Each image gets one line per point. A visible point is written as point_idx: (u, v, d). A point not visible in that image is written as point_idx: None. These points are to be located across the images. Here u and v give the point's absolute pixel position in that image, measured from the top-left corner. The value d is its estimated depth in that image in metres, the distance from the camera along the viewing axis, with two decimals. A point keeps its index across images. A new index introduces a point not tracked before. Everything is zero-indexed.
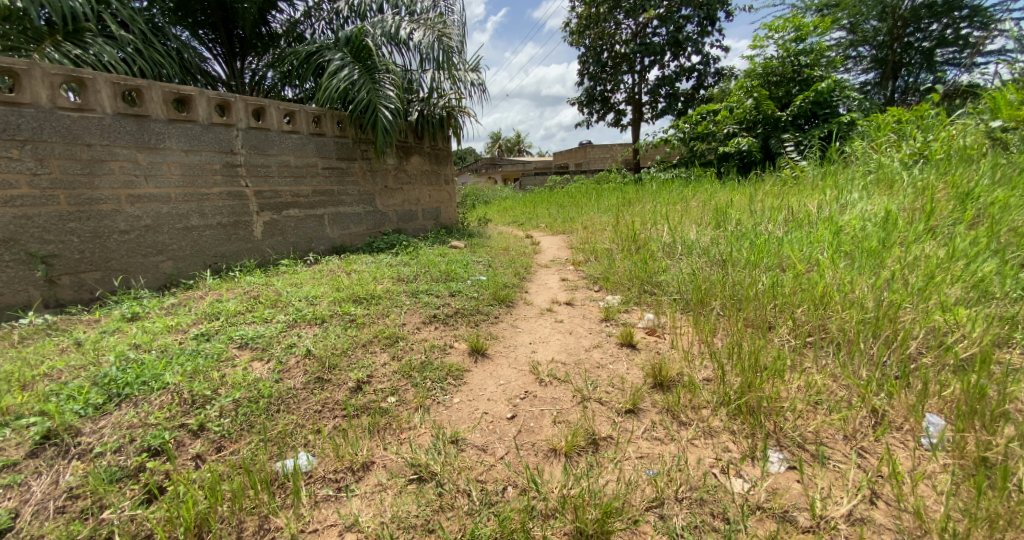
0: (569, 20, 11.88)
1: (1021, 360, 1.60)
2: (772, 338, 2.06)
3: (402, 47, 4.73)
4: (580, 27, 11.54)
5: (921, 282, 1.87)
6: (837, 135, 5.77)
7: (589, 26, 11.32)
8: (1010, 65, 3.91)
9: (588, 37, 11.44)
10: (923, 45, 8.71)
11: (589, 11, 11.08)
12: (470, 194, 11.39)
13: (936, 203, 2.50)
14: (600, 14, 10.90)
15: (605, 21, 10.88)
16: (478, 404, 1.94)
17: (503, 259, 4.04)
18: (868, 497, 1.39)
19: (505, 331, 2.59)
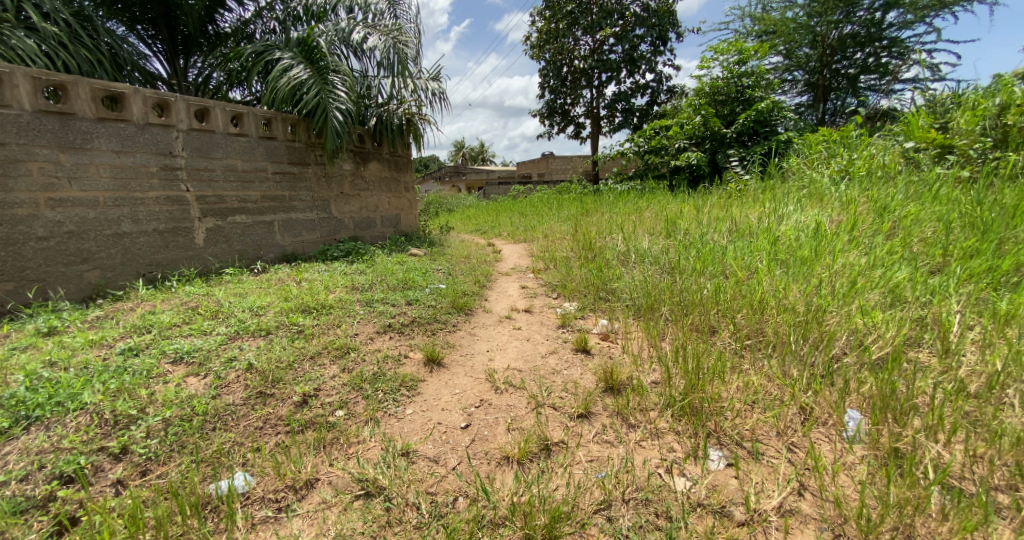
0: (529, 34, 12.10)
1: (927, 358, 1.76)
2: (715, 342, 2.16)
3: (357, 51, 4.66)
4: (540, 41, 11.76)
5: (845, 289, 2.02)
6: (776, 152, 6.13)
7: (549, 40, 11.57)
8: (919, 92, 4.30)
9: (547, 51, 11.68)
10: (849, 71, 9.43)
11: (549, 26, 11.34)
12: (432, 202, 11.34)
13: (859, 216, 2.71)
14: (559, 29, 11.15)
15: (564, 37, 11.14)
16: (432, 414, 1.92)
17: (464, 267, 4.03)
18: (796, 490, 1.48)
19: (462, 339, 2.58)
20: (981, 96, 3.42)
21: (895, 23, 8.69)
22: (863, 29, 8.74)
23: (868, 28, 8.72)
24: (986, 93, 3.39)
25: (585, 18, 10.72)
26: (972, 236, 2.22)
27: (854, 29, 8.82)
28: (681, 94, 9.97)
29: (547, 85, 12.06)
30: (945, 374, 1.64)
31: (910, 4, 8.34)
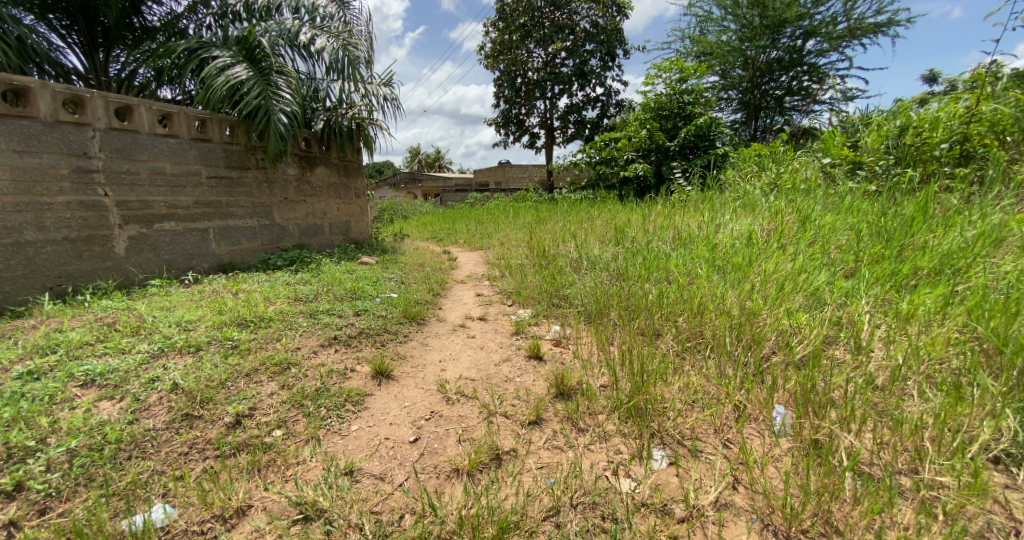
0: (483, 43, 12.18)
1: (843, 354, 1.90)
2: (659, 345, 2.24)
3: (303, 52, 4.51)
4: (493, 52, 11.86)
5: (775, 293, 2.15)
6: (714, 165, 6.47)
7: (502, 52, 11.69)
8: (834, 113, 4.68)
9: (501, 62, 11.79)
10: (776, 93, 10.14)
11: (503, 37, 11.47)
12: (386, 209, 11.13)
13: (786, 224, 2.91)
14: (512, 41, 11.30)
15: (517, 48, 11.29)
16: (379, 430, 1.86)
17: (417, 275, 3.96)
18: (731, 484, 1.54)
19: (414, 350, 2.52)
20: (884, 118, 3.76)
21: (813, 50, 9.44)
22: (787, 55, 9.49)
23: (790, 54, 9.49)
24: (889, 115, 3.73)
25: (538, 31, 10.92)
26: (879, 243, 2.42)
27: (779, 54, 9.54)
28: (627, 108, 10.36)
29: (501, 95, 12.14)
30: (858, 369, 1.76)
31: (826, 34, 9.09)
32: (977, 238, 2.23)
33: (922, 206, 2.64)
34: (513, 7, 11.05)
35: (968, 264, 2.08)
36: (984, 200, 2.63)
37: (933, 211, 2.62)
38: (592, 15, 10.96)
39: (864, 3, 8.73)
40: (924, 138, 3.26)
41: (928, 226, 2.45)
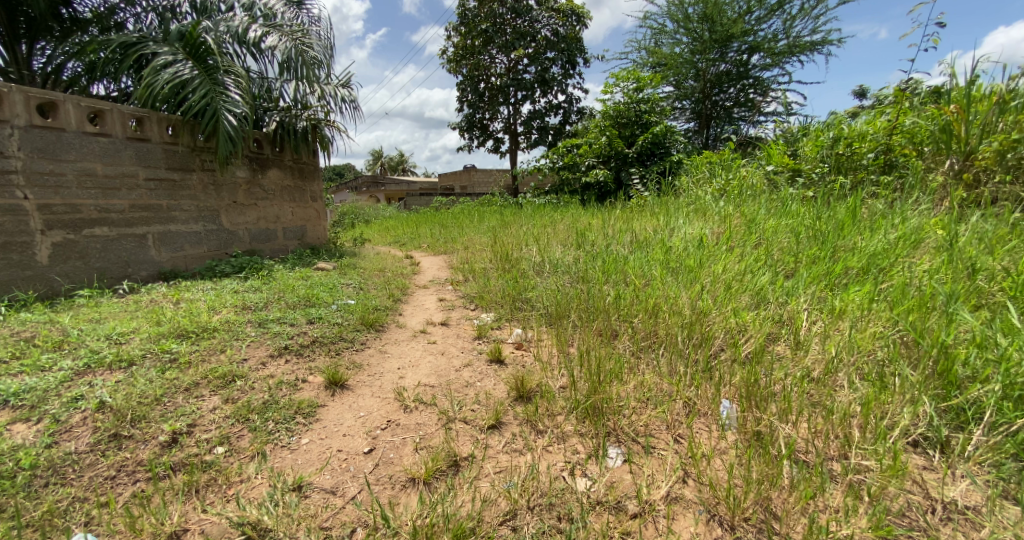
0: (445, 47, 12.15)
1: (784, 350, 1.99)
2: (616, 345, 2.27)
3: (253, 50, 4.35)
4: (455, 56, 11.82)
5: (723, 294, 2.24)
6: (670, 171, 6.67)
7: (464, 56, 11.69)
8: (778, 124, 4.94)
9: (464, 66, 11.78)
10: (726, 103, 10.58)
11: (465, 42, 11.49)
12: (348, 213, 10.87)
13: (734, 228, 3.04)
14: (475, 46, 11.32)
15: (480, 54, 11.31)
16: (332, 442, 1.80)
17: (377, 280, 3.88)
18: (682, 478, 1.58)
19: (371, 358, 2.46)
20: (820, 129, 4.00)
21: (758, 64, 9.90)
22: (734, 68, 9.93)
23: (737, 67, 9.94)
24: (825, 126, 3.97)
25: (500, 37, 10.98)
26: (815, 245, 2.56)
27: (727, 67, 9.98)
28: (588, 116, 10.55)
29: (464, 99, 12.09)
30: (797, 363, 1.86)
31: (768, 50, 9.58)
32: (898, 240, 2.39)
33: (852, 211, 2.81)
34: (474, 12, 11.09)
35: (891, 264, 2.21)
36: (907, 204, 2.82)
37: (862, 215, 2.80)
38: (552, 24, 11.16)
39: (802, 21, 9.26)
40: (854, 148, 3.49)
41: (858, 229, 2.62)
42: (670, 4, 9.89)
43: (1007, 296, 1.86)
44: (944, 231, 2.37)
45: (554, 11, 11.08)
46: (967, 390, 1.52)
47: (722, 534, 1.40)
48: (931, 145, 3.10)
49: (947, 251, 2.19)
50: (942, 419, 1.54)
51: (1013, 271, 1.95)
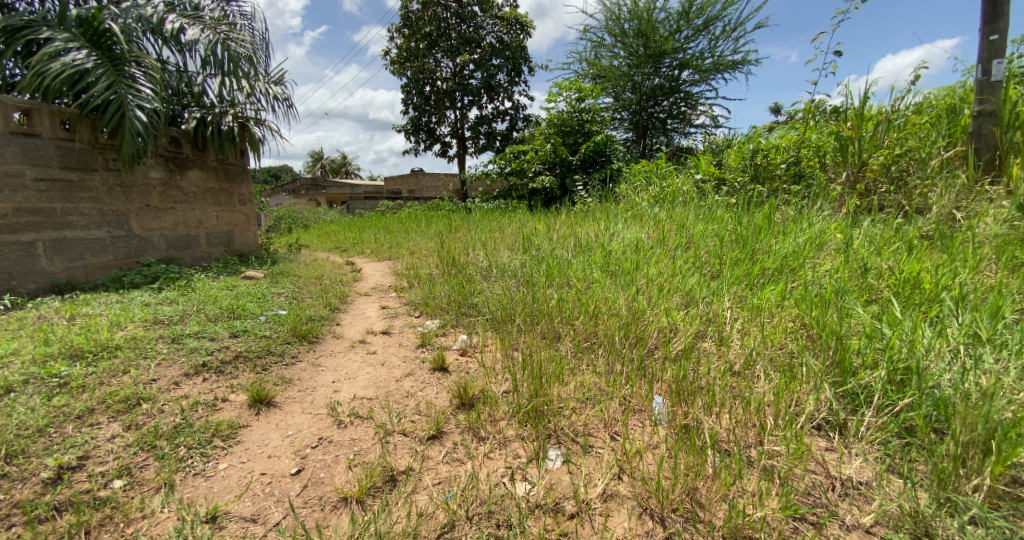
0: (387, 49, 11.90)
1: (711, 346, 2.09)
2: (558, 347, 2.29)
3: (170, 42, 4.04)
4: (399, 58, 11.58)
5: (657, 297, 2.33)
6: (611, 179, 6.86)
7: (408, 58, 11.48)
8: (705, 136, 5.23)
9: (407, 69, 11.54)
10: (660, 115, 11.08)
11: (409, 44, 11.31)
12: (285, 217, 10.32)
13: (667, 233, 3.17)
14: (419, 49, 11.16)
15: (424, 57, 11.16)
16: (255, 465, 1.68)
17: (313, 289, 3.69)
18: (617, 475, 1.61)
19: (303, 372, 2.32)
20: (741, 141, 4.28)
21: (688, 79, 10.44)
22: (667, 83, 10.42)
23: (670, 82, 10.45)
24: (746, 139, 4.23)
25: (444, 41, 10.91)
26: (737, 248, 2.72)
27: (660, 81, 10.48)
28: (534, 122, 10.72)
29: (408, 102, 11.82)
30: (721, 357, 1.96)
31: (696, 67, 10.15)
32: (806, 243, 2.58)
33: (768, 217, 3.02)
34: (418, 15, 10.93)
35: (800, 265, 2.39)
36: (813, 211, 3.07)
37: (776, 221, 3.01)
38: (496, 31, 11.27)
39: (725, 42, 9.92)
40: (769, 159, 3.76)
41: (774, 233, 2.82)
42: (607, 19, 10.27)
43: (891, 292, 2.05)
44: (842, 235, 2.59)
45: (498, 19, 11.19)
46: (859, 376, 1.65)
47: (653, 528, 1.42)
48: (833, 158, 3.39)
49: (845, 252, 2.40)
50: (839, 403, 1.66)
51: (897, 270, 2.15)
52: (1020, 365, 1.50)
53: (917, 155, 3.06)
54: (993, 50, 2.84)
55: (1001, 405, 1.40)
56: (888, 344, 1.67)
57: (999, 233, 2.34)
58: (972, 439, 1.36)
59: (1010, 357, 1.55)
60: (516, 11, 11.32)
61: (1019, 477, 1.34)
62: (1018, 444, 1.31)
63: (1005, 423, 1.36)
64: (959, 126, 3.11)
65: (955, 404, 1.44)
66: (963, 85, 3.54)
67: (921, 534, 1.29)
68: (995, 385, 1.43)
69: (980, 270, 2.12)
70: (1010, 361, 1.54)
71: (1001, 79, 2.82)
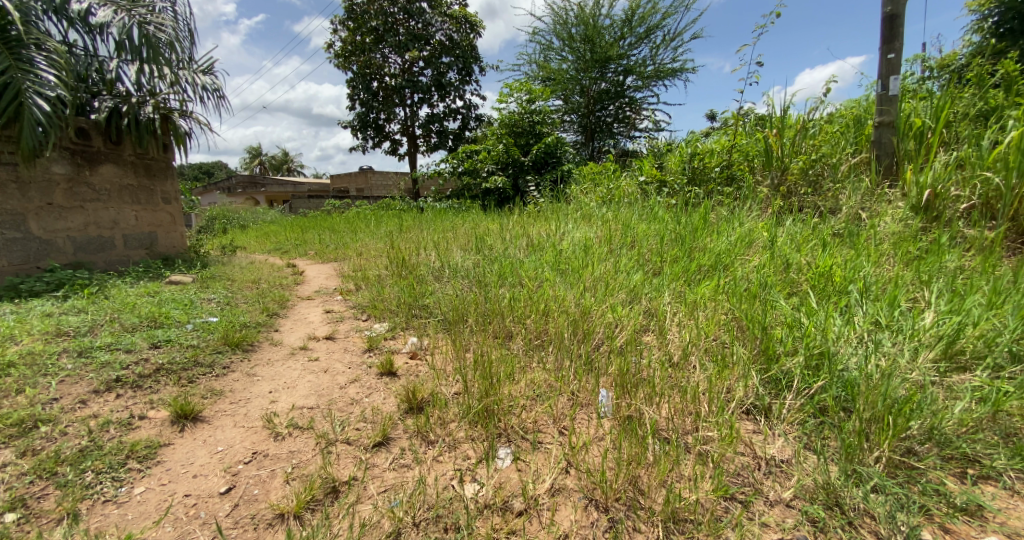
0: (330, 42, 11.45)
1: (653, 338, 2.17)
2: (510, 346, 2.29)
3: (77, 23, 3.69)
4: (343, 51, 11.12)
5: (603, 294, 2.39)
6: (562, 180, 6.94)
7: (354, 52, 11.10)
8: (648, 139, 5.42)
9: (354, 63, 11.16)
10: (607, 119, 11.32)
11: (354, 38, 10.93)
12: (218, 218, 9.68)
13: (613, 232, 3.25)
14: (365, 43, 10.81)
15: (371, 52, 10.84)
16: (178, 486, 1.55)
17: (249, 293, 3.47)
18: (564, 469, 1.62)
19: (236, 383, 2.17)
20: (681, 145, 4.45)
21: (632, 85, 10.79)
22: (612, 88, 10.69)
23: (615, 87, 10.73)
24: (685, 143, 4.38)
25: (392, 36, 10.63)
26: (677, 246, 2.83)
27: (606, 86, 10.74)
28: (485, 122, 10.82)
29: (356, 97, 11.34)
30: (661, 350, 2.03)
31: (639, 74, 10.50)
32: (736, 241, 2.72)
33: (704, 217, 3.16)
34: (363, 9, 10.61)
35: (733, 261, 2.52)
36: (744, 212, 3.25)
37: (711, 220, 3.16)
38: (446, 29, 11.18)
39: (665, 51, 10.33)
40: (704, 163, 3.92)
41: (711, 232, 2.96)
42: (555, 22, 10.48)
43: (809, 285, 2.19)
44: (768, 233, 2.76)
45: (448, 17, 11.09)
46: (782, 362, 1.76)
47: (598, 518, 1.44)
48: (760, 162, 3.62)
49: (772, 249, 2.55)
50: (765, 388, 1.75)
51: (813, 264, 2.31)
52: (912, 347, 1.64)
53: (830, 160, 3.32)
54: (890, 67, 3.12)
55: (897, 383, 1.52)
56: (805, 333, 1.78)
57: (897, 231, 2.58)
58: (873, 416, 1.47)
59: (904, 340, 1.70)
60: (466, 9, 11.26)
61: (913, 447, 1.45)
62: (910, 418, 1.43)
63: (901, 399, 1.49)
64: (863, 136, 3.42)
65: (859, 384, 1.55)
66: (866, 98, 3.90)
67: (832, 504, 1.39)
68: (891, 366, 1.55)
69: (881, 264, 2.32)
70: (903, 344, 1.68)
71: (897, 94, 3.10)
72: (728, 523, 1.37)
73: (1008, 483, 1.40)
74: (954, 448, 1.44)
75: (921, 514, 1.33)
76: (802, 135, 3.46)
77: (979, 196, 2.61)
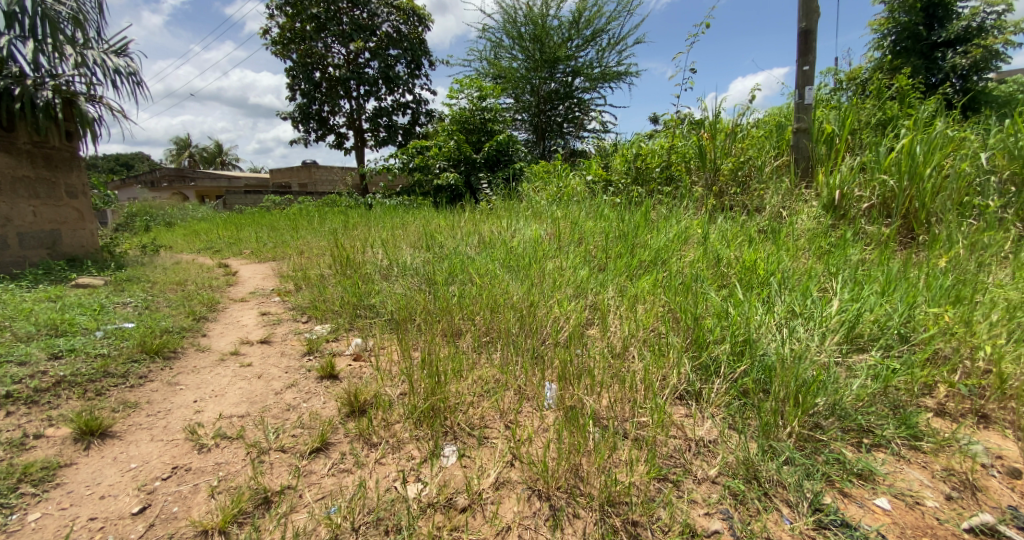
0: (267, 28, 10.86)
1: (596, 331, 2.22)
2: (458, 344, 2.26)
3: None
4: (280, 39, 10.52)
5: (552, 290, 2.43)
6: (514, 177, 7.04)
7: (293, 40, 10.50)
8: (595, 138, 5.53)
9: (292, 51, 10.60)
10: (557, 119, 11.46)
11: (292, 25, 10.38)
12: (140, 214, 8.92)
13: (563, 230, 3.31)
14: (305, 31, 10.30)
15: (312, 40, 10.34)
16: (81, 510, 1.42)
17: (173, 296, 3.22)
18: (509, 462, 1.62)
19: (155, 394, 2.01)
20: (625, 145, 4.59)
21: (580, 87, 10.99)
22: (562, 88, 10.87)
23: (565, 88, 10.90)
24: (629, 144, 4.52)
25: (335, 25, 10.24)
26: (621, 242, 2.91)
27: (556, 86, 10.89)
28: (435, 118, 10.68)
29: (296, 88, 10.80)
30: (604, 342, 2.08)
31: (587, 75, 10.73)
32: (675, 238, 2.85)
33: (645, 215, 3.27)
34: None
35: (671, 256, 2.63)
36: (681, 209, 3.40)
37: (652, 218, 3.29)
38: (393, 21, 10.92)
39: (611, 54, 10.62)
40: (647, 163, 4.05)
41: (651, 229, 3.07)
42: (504, 21, 10.49)
43: (737, 278, 2.32)
44: (703, 230, 2.90)
45: (394, 8, 10.82)
46: (711, 349, 1.85)
47: (540, 508, 1.46)
48: (695, 163, 3.75)
49: (707, 244, 2.68)
50: (696, 374, 1.84)
51: (741, 258, 2.45)
52: (821, 331, 1.79)
53: (756, 162, 3.55)
54: (805, 78, 3.36)
55: (806, 364, 1.65)
56: (733, 322, 1.89)
57: (812, 228, 2.80)
58: (787, 395, 1.59)
59: (815, 325, 1.85)
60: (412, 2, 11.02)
61: (819, 422, 1.58)
62: (817, 395, 1.55)
63: (809, 379, 1.61)
64: (784, 140, 3.68)
65: (777, 367, 1.67)
66: (787, 105, 4.20)
67: (752, 479, 1.48)
68: (803, 349, 1.68)
69: (798, 257, 2.50)
70: (813, 329, 1.83)
71: (811, 103, 3.36)
72: (659, 503, 1.43)
73: (895, 449, 1.55)
74: (854, 421, 1.58)
75: (828, 483, 1.45)
76: (732, 138, 3.65)
77: (879, 196, 2.88)
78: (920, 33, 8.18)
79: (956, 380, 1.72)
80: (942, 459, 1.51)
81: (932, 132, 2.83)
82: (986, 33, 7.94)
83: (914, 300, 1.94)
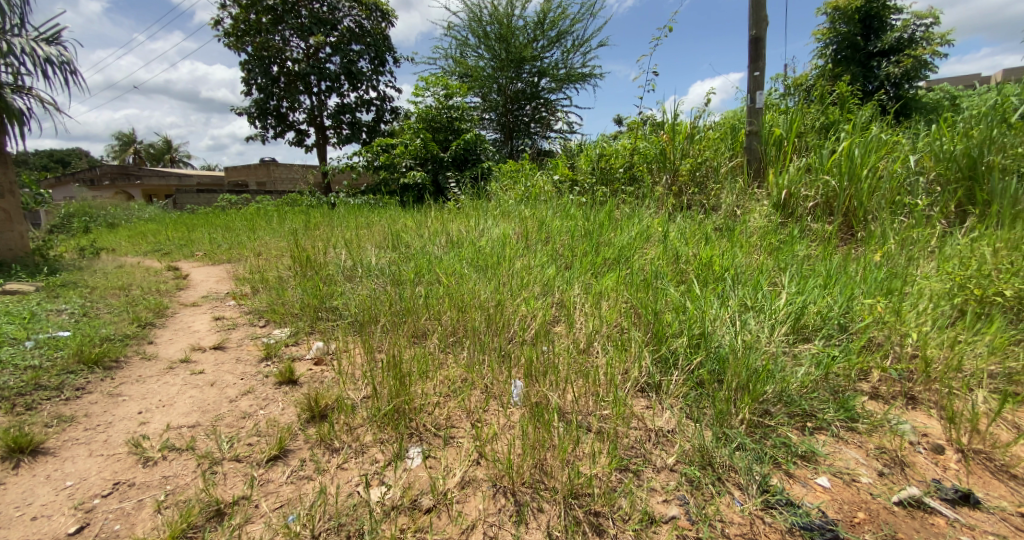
0: (219, 20, 10.44)
1: (562, 328, 2.26)
2: (424, 344, 2.25)
3: None
4: (234, 30, 10.12)
5: (518, 289, 2.45)
6: (482, 177, 7.03)
7: (247, 32, 10.14)
8: (561, 138, 5.59)
9: (247, 44, 10.21)
10: (523, 119, 11.50)
11: (247, 17, 10.00)
12: (80, 215, 8.40)
13: (529, 229, 3.34)
14: (261, 24, 9.95)
15: (268, 33, 9.99)
16: (10, 534, 1.34)
17: (116, 301, 3.05)
18: (474, 460, 1.63)
19: (95, 406, 1.90)
20: (590, 146, 4.67)
21: (546, 87, 11.07)
22: (528, 89, 10.92)
23: (531, 88, 10.96)
24: (594, 144, 4.60)
25: (293, 19, 9.95)
26: (586, 241, 2.96)
27: (522, 86, 10.93)
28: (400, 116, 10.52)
29: (252, 82, 10.42)
30: (570, 339, 2.11)
31: (553, 76, 10.84)
32: (636, 236, 2.92)
33: (609, 214, 3.34)
34: None
35: (634, 254, 2.70)
36: (642, 209, 3.50)
37: (614, 217, 3.36)
38: (355, 15, 10.68)
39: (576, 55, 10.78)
40: (610, 163, 4.14)
41: (614, 228, 3.14)
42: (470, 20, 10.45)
43: (696, 274, 2.40)
44: (663, 229, 2.99)
45: (356, 2, 10.57)
46: (670, 343, 1.92)
47: (504, 504, 1.47)
48: (655, 164, 3.86)
49: (668, 242, 2.76)
50: (656, 368, 1.90)
51: (698, 255, 2.55)
52: (770, 323, 1.89)
53: (712, 163, 3.69)
54: (756, 83, 3.52)
55: (756, 355, 1.73)
56: (690, 317, 1.97)
57: (763, 226, 2.94)
58: (739, 384, 1.67)
59: (765, 317, 1.95)
60: None
61: (768, 409, 1.67)
62: (765, 384, 1.64)
63: (759, 369, 1.70)
64: (737, 142, 3.83)
65: (730, 358, 1.75)
66: (742, 109, 4.38)
67: (707, 466, 1.54)
68: (753, 340, 1.77)
69: (750, 253, 2.62)
70: (764, 321, 1.93)
71: (762, 106, 3.52)
72: (620, 493, 1.47)
73: (835, 431, 1.65)
74: (799, 407, 1.67)
75: (777, 468, 1.53)
76: (690, 140, 3.77)
77: (823, 196, 3.05)
78: (857, 43, 8.71)
79: (888, 366, 1.85)
80: (876, 439, 1.62)
81: (869, 136, 3.02)
82: (917, 43, 8.46)
83: (852, 292, 2.08)
